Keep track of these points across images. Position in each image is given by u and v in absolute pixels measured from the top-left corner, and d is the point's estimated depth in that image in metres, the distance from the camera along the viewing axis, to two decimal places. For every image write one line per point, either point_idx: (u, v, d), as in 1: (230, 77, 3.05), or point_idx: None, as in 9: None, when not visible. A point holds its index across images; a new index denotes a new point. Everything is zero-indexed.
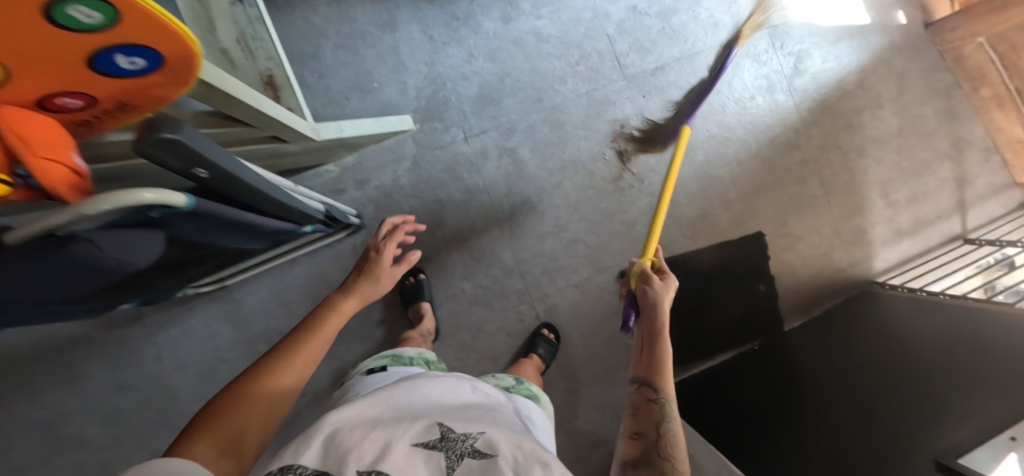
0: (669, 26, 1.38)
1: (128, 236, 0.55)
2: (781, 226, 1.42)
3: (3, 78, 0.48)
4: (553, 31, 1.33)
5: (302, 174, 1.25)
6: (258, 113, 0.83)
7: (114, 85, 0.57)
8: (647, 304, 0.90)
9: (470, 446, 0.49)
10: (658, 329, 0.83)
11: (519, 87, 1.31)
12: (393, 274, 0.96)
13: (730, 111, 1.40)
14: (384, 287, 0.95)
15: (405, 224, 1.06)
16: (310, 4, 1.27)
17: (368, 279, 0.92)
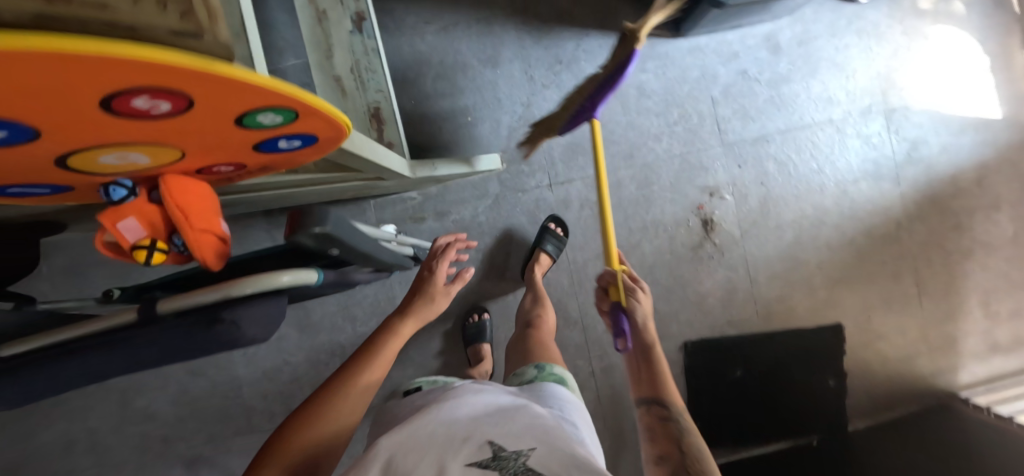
0: (778, 95, 1.31)
1: (270, 311, 0.52)
2: (864, 321, 1.34)
3: (176, 158, 0.46)
4: (656, 87, 1.28)
5: (387, 198, 1.27)
6: (374, 166, 0.82)
7: (266, 158, 0.56)
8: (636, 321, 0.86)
9: (523, 464, 0.42)
10: (653, 351, 0.84)
11: (612, 140, 1.28)
12: (447, 294, 0.88)
13: (830, 192, 1.32)
14: (439, 306, 0.86)
15: (456, 242, 0.95)
16: (418, 31, 1.27)
17: (424, 299, 0.84)
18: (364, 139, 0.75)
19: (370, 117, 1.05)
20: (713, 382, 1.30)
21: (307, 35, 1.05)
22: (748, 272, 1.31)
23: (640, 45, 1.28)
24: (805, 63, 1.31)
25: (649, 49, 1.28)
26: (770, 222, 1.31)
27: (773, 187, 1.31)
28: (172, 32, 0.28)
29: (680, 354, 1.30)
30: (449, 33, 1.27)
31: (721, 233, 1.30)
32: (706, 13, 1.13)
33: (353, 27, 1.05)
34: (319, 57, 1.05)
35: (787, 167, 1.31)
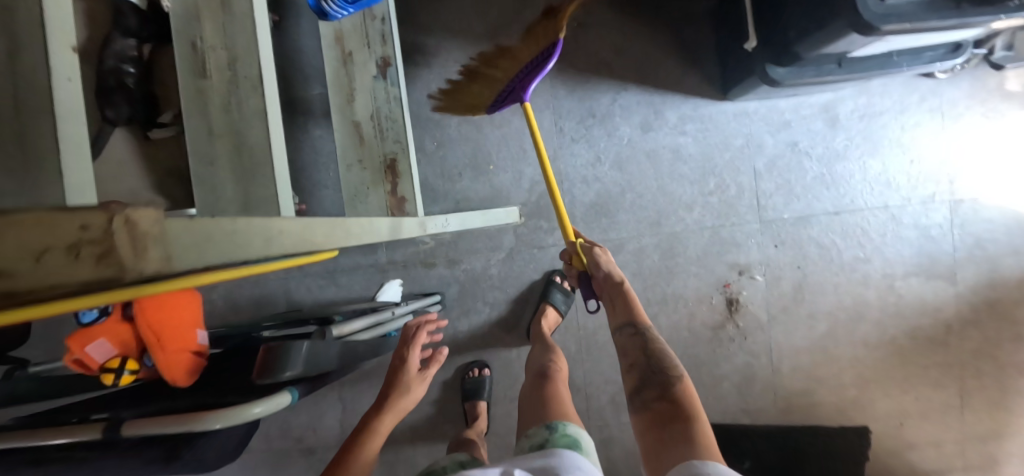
0: (829, 173, 1.20)
1: None
2: (896, 427, 1.22)
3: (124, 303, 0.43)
4: (694, 152, 1.19)
5: (399, 240, 1.24)
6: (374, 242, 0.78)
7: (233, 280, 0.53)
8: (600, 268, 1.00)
9: None
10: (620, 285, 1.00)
11: (639, 204, 1.20)
12: (422, 380, 0.95)
13: (873, 284, 1.21)
14: (415, 394, 0.92)
15: (425, 322, 0.97)
16: (448, 71, 1.21)
17: (400, 392, 0.89)
18: (362, 224, 0.70)
19: (385, 168, 1.01)
20: None
21: (330, 74, 1.00)
22: (772, 359, 1.21)
23: (681, 105, 1.18)
24: (865, 141, 1.19)
25: (691, 110, 1.18)
26: (802, 309, 1.21)
27: (810, 272, 1.20)
28: (86, 279, 0.25)
29: None
30: None
31: (747, 315, 1.21)
32: (760, 84, 1.03)
33: (377, 73, 1.00)
34: (340, 101, 1.00)
35: (829, 252, 1.20)
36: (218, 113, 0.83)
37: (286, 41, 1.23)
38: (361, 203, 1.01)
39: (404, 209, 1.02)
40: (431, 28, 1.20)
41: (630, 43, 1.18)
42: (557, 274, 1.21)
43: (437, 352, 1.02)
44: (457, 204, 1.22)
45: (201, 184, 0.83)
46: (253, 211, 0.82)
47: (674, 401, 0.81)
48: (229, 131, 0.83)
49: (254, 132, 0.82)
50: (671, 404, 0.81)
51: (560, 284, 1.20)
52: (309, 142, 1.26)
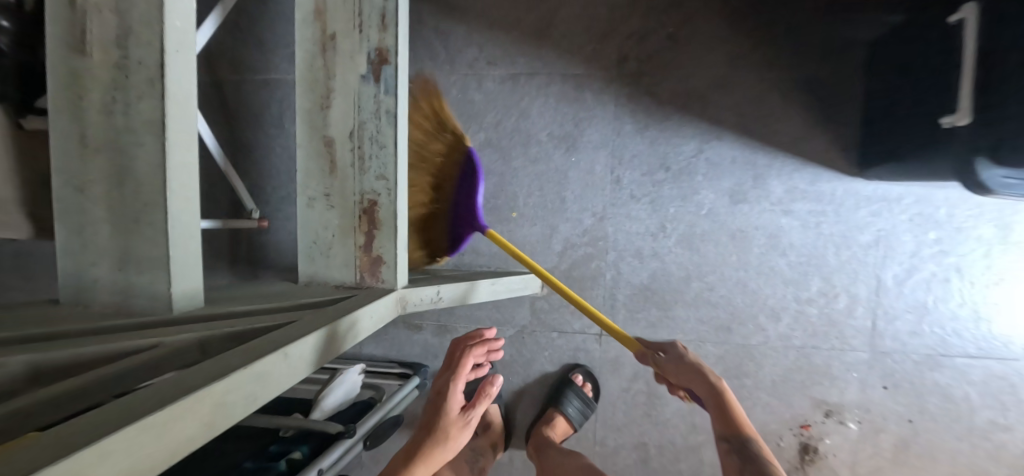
0: (985, 302, 0.85)
1: None
2: None
3: None
4: (800, 242, 0.84)
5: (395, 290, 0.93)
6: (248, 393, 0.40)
7: None
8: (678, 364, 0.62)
9: None
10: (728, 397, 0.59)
11: (709, 300, 0.86)
12: (465, 426, 0.70)
13: (1009, 460, 0.88)
14: (457, 439, 0.71)
15: (468, 350, 0.70)
16: (477, 74, 0.89)
17: (435, 440, 0.68)
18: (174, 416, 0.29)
19: (359, 212, 0.69)
20: None
21: (303, 67, 0.70)
22: None
23: (794, 174, 0.84)
24: None
25: (808, 183, 0.84)
26: None
27: (925, 431, 0.87)
28: None
29: None
30: (519, 87, 0.88)
31: (824, 471, 0.89)
32: (936, 174, 0.68)
33: (367, 71, 0.67)
34: (312, 104, 0.70)
35: (958, 410, 0.87)
36: (96, 115, 0.53)
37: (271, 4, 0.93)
38: (322, 256, 0.71)
39: (378, 274, 0.69)
40: (465, 14, 0.89)
41: (739, 75, 0.84)
42: (575, 372, 0.89)
43: (487, 385, 0.71)
44: (461, 255, 0.91)
45: (67, 219, 0.55)
46: (132, 273, 0.53)
47: None
48: (108, 144, 0.52)
49: (142, 151, 0.51)
50: None
51: (581, 387, 0.87)
52: (282, 141, 0.96)
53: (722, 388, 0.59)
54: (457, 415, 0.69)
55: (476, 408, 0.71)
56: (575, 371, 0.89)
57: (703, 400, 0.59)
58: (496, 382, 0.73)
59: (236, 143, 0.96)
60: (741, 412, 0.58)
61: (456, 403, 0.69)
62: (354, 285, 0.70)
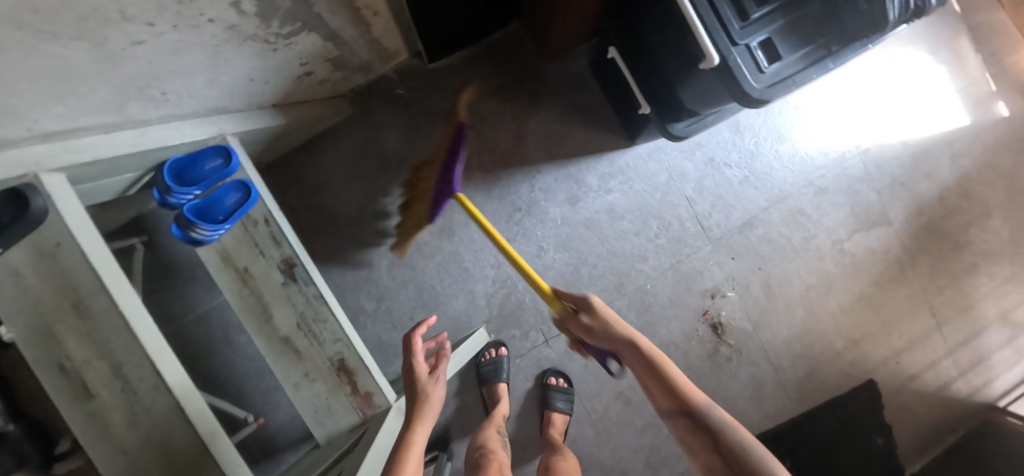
0: (752, 172, 1.24)
1: None
2: (894, 367, 1.31)
3: None
4: (628, 204, 1.19)
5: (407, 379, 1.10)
6: None
7: None
8: (597, 328, 0.77)
9: None
10: (635, 346, 0.71)
11: (598, 274, 1.18)
12: (438, 380, 0.81)
13: (827, 253, 1.28)
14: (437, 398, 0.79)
15: (419, 325, 0.86)
16: (356, 221, 1.13)
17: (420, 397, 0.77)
18: None
19: (335, 370, 0.91)
20: None
21: (235, 301, 0.91)
22: (770, 361, 1.26)
23: (597, 166, 1.18)
24: (768, 131, 1.25)
25: (609, 167, 1.18)
26: (779, 305, 1.26)
27: (771, 269, 1.25)
28: None
29: None
30: (391, 213, 1.14)
31: (733, 332, 1.24)
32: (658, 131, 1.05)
33: (284, 278, 0.91)
34: (257, 322, 0.91)
35: (780, 244, 1.25)
36: (127, 430, 0.71)
37: (169, 260, 1.10)
38: (327, 417, 0.91)
39: (372, 403, 0.91)
40: (322, 186, 1.13)
41: (526, 126, 1.16)
42: (550, 375, 1.16)
43: (441, 347, 0.88)
44: None
45: None
46: None
47: None
48: (146, 444, 0.71)
49: (175, 432, 0.71)
50: None
51: (555, 384, 1.15)
52: (238, 352, 1.12)
53: (619, 332, 0.73)
54: (426, 372, 0.82)
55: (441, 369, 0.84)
56: (549, 375, 1.17)
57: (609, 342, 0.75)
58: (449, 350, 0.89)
59: (200, 379, 1.09)
60: (652, 352, 0.70)
61: (424, 367, 0.83)
62: (360, 422, 0.91)
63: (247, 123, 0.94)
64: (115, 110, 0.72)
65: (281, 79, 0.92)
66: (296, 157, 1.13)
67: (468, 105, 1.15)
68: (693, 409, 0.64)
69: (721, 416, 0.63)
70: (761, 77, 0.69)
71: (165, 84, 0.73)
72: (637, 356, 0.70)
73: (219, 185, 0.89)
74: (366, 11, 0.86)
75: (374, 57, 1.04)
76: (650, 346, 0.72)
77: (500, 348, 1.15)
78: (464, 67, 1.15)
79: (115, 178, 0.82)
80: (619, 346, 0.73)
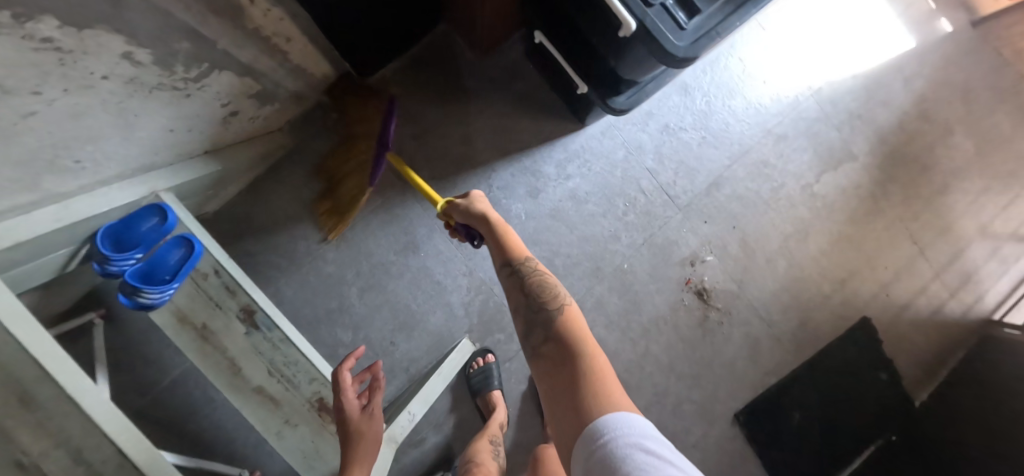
0: (709, 132, 1.22)
1: None
2: (885, 300, 1.30)
3: None
4: (591, 187, 1.16)
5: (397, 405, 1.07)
6: None
7: None
8: (467, 215, 0.75)
9: None
10: (492, 223, 0.71)
11: (573, 263, 1.16)
12: (371, 415, 0.81)
13: (799, 199, 1.26)
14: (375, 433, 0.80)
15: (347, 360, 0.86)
16: (318, 253, 1.10)
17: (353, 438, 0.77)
18: None
19: (316, 411, 0.88)
20: (781, 437, 1.24)
21: (199, 360, 0.87)
22: (762, 317, 1.24)
23: (552, 155, 1.15)
24: (718, 88, 1.23)
25: (565, 153, 1.16)
26: (760, 260, 1.24)
27: (746, 226, 1.23)
28: None
29: (739, 429, 1.23)
30: (351, 240, 1.11)
31: (719, 296, 1.22)
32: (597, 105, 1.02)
33: (246, 326, 0.88)
34: (226, 378, 0.87)
35: (750, 198, 1.24)
36: None
37: (131, 329, 1.06)
38: (317, 461, 0.87)
39: None
40: (276, 225, 1.09)
41: (473, 127, 1.14)
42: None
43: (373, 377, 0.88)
44: (408, 372, 1.10)
45: None
46: None
47: (565, 342, 0.52)
48: None
49: None
50: (560, 339, 0.53)
51: None
52: (221, 410, 1.08)
53: (482, 210, 0.73)
54: (359, 409, 0.82)
55: (375, 401, 0.84)
56: None
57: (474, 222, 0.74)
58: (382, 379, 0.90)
59: (185, 444, 1.05)
60: (508, 234, 0.69)
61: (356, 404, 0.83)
62: None
63: (181, 176, 0.90)
64: (30, 188, 0.66)
65: (204, 124, 0.88)
66: (242, 200, 1.09)
67: (410, 117, 1.12)
68: (514, 260, 0.65)
69: (541, 269, 0.65)
70: (684, 35, 0.66)
71: (78, 152, 0.67)
72: (487, 228, 0.71)
73: (161, 243, 0.87)
74: (277, 35, 0.84)
75: (300, 83, 1.01)
76: (500, 220, 0.74)
77: (487, 355, 1.12)
78: (400, 79, 1.13)
79: (49, 257, 0.78)
80: (478, 225, 0.72)
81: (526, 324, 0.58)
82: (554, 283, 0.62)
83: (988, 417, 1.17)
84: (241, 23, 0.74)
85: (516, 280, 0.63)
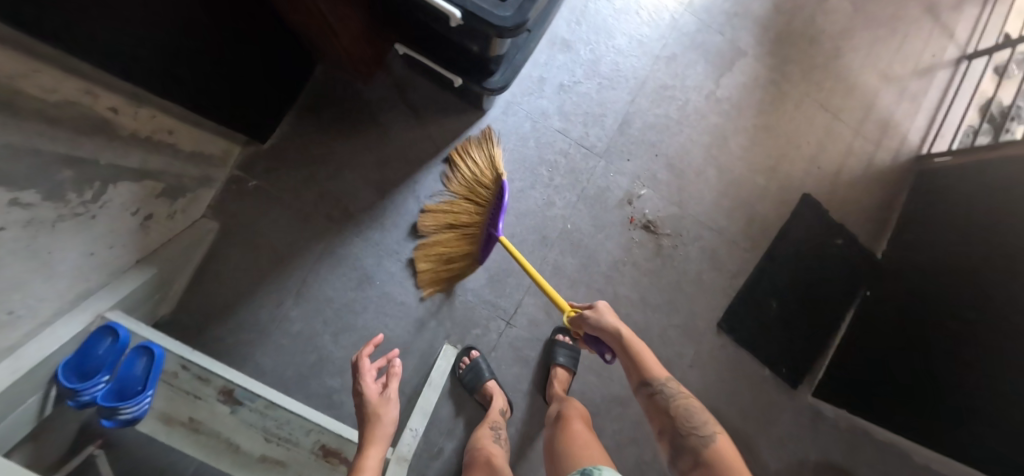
0: (602, 77, 1.26)
1: None
2: (817, 172, 1.36)
3: None
4: (511, 166, 1.21)
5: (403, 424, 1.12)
6: None
7: None
8: (596, 327, 0.93)
9: None
10: (628, 344, 0.89)
11: (520, 240, 1.20)
12: (387, 400, 0.86)
13: (707, 109, 1.31)
14: (389, 415, 0.85)
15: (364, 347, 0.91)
16: (281, 316, 1.13)
17: (370, 421, 0.83)
18: None
19: (322, 457, 0.93)
20: (762, 329, 1.32)
21: (198, 448, 0.92)
22: (711, 227, 1.30)
23: None
24: (597, 32, 1.26)
25: None
26: (691, 176, 1.29)
27: (667, 150, 1.28)
28: None
29: (724, 335, 1.30)
30: (308, 292, 1.14)
31: (665, 222, 1.27)
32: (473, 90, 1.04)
33: (228, 406, 0.91)
34: (228, 456, 0.92)
35: (662, 124, 1.28)
36: None
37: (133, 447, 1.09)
38: None
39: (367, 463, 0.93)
40: (232, 304, 1.12)
41: (384, 150, 1.18)
42: (558, 333, 1.20)
43: (391, 365, 0.93)
44: (404, 393, 1.14)
45: None
46: None
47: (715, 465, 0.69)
48: None
49: None
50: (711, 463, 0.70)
51: (563, 341, 1.18)
52: None
53: (615, 328, 0.91)
54: (377, 393, 0.87)
55: (391, 386, 0.90)
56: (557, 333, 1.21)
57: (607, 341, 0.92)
58: (399, 364, 0.95)
59: None
60: (646, 359, 0.87)
61: (374, 389, 0.88)
62: None
63: (121, 291, 0.92)
64: None
65: (123, 236, 0.90)
66: (192, 292, 1.11)
67: (321, 161, 1.16)
68: (654, 384, 0.84)
69: (681, 392, 0.83)
70: (504, 7, 0.69)
71: (12, 302, 0.68)
72: (620, 345, 0.89)
73: (123, 359, 0.90)
74: (157, 131, 0.86)
75: (201, 168, 1.03)
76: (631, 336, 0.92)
77: (472, 351, 1.16)
78: (299, 129, 1.16)
79: (21, 409, 0.78)
80: (612, 343, 0.90)
81: (676, 439, 0.77)
82: (696, 406, 0.80)
83: (940, 245, 1.24)
84: (113, 135, 0.77)
85: (661, 402, 0.82)
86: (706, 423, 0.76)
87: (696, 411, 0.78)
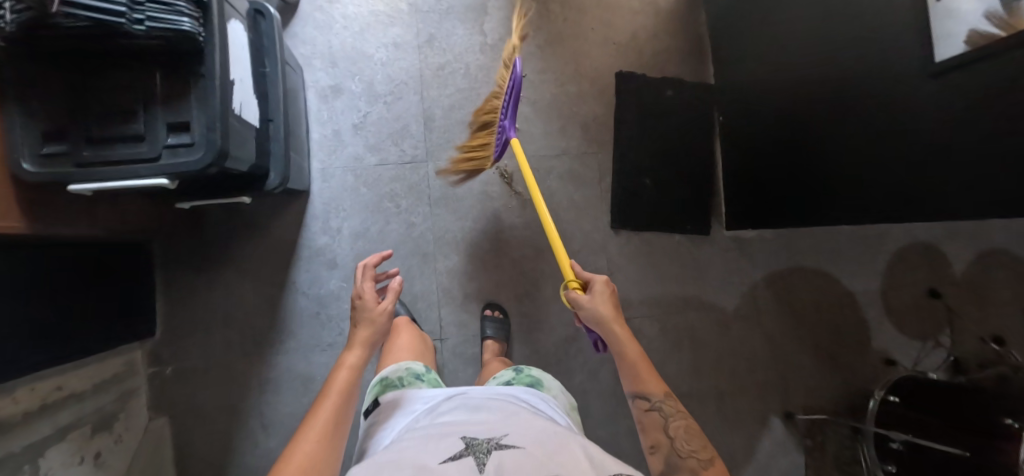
0: (384, 94, 1.31)
1: None
2: (618, 48, 1.41)
3: None
4: (360, 218, 1.29)
5: None
6: None
7: None
8: (599, 324, 0.84)
9: (494, 444, 0.57)
10: (632, 356, 0.80)
11: (407, 269, 1.30)
12: (385, 309, 0.87)
13: (489, 60, 1.35)
14: (383, 323, 0.87)
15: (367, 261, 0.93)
16: (264, 450, 1.25)
17: (365, 321, 0.86)
18: None
19: None
20: (649, 204, 1.41)
21: None
22: (555, 153, 1.38)
23: (314, 229, 1.28)
24: (355, 60, 1.30)
25: (318, 219, 1.28)
26: None
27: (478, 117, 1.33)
28: None
29: (620, 230, 1.40)
30: (270, 419, 1.26)
31: (514, 175, 1.34)
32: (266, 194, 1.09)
33: None
34: None
35: (459, 99, 1.33)
36: None
37: None
38: None
39: None
40: (220, 467, 1.24)
41: (253, 273, 1.27)
42: (487, 308, 1.31)
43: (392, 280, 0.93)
44: None
45: None
46: None
47: None
48: None
49: None
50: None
51: (492, 315, 1.30)
52: None
53: (624, 337, 0.82)
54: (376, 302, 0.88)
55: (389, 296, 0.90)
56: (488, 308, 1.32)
57: (614, 346, 0.83)
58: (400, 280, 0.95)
59: None
60: (650, 372, 0.79)
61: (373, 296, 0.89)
62: None
63: None
64: None
65: None
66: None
67: (210, 315, 1.26)
68: (654, 396, 0.77)
69: (677, 410, 0.76)
70: (201, 141, 0.75)
71: None
72: (625, 353, 0.81)
73: None
74: (48, 394, 0.93)
75: (115, 391, 1.12)
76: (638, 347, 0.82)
77: None
78: (174, 303, 1.25)
79: None
80: (614, 347, 0.82)
81: (672, 456, 0.71)
82: (689, 423, 0.74)
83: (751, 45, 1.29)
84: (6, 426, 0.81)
85: (656, 418, 0.75)
86: (702, 441, 0.72)
87: (697, 429, 0.73)
